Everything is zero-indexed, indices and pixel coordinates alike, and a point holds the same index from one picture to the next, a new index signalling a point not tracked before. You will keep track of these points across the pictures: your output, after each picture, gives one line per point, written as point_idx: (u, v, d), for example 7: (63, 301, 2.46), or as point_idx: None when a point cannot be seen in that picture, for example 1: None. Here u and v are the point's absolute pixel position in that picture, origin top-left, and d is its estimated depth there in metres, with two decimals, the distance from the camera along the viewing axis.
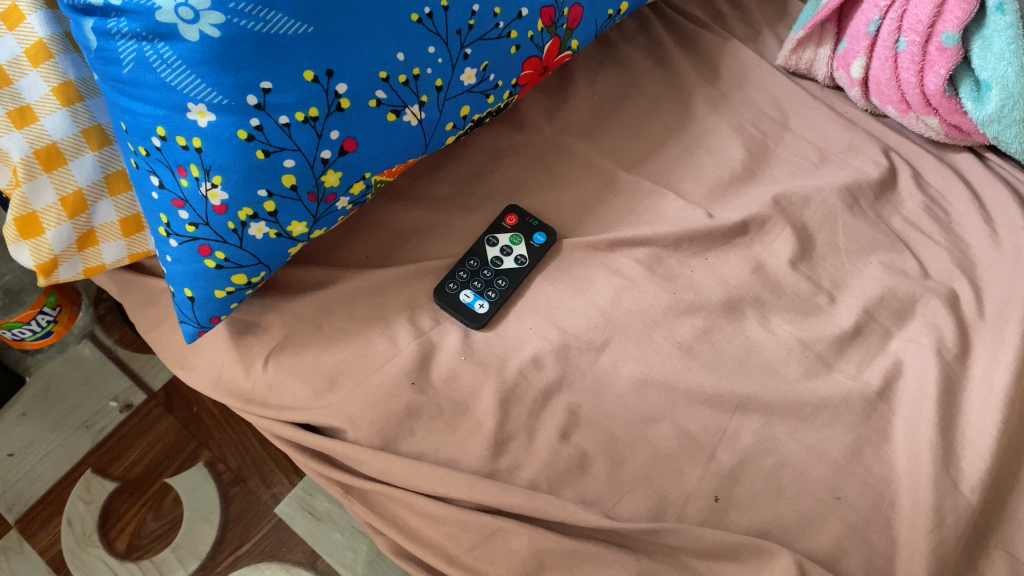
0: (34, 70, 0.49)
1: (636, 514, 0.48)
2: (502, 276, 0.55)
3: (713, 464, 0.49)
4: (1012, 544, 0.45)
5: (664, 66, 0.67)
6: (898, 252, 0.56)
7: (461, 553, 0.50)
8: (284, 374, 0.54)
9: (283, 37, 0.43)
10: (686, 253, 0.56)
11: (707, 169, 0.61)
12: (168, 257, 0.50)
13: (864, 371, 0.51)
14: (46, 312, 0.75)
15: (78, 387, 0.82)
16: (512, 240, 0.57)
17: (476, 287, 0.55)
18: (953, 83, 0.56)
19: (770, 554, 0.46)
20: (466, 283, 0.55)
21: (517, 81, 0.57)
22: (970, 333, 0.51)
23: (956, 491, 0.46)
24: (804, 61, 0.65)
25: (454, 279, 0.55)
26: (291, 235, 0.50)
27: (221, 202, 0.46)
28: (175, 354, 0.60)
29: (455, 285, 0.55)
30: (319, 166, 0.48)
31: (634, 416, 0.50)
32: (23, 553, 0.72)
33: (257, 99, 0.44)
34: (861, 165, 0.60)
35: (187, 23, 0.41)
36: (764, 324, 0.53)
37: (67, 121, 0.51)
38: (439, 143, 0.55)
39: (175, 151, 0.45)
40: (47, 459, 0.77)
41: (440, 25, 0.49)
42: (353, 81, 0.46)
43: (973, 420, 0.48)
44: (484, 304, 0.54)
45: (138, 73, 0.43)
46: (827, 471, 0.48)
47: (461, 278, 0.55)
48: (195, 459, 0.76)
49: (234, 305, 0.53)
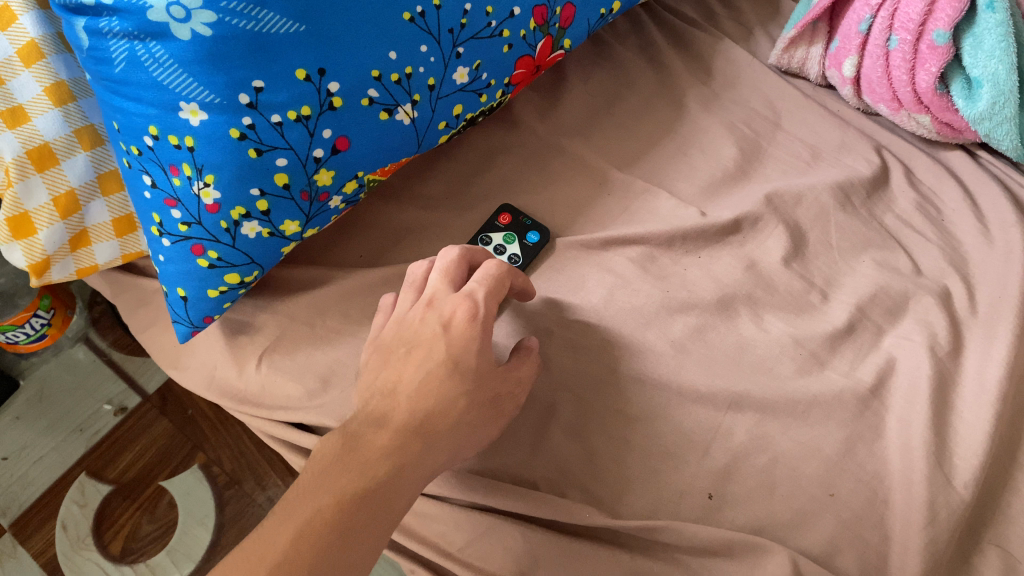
0: (26, 70, 0.49)
1: (630, 512, 0.48)
2: None
3: (707, 462, 0.49)
4: (1006, 540, 0.45)
5: (657, 66, 0.68)
6: (891, 250, 0.56)
7: (454, 550, 0.49)
8: (277, 374, 0.54)
9: (274, 36, 0.43)
10: (678, 252, 0.56)
11: (700, 169, 0.61)
12: (161, 256, 0.50)
13: (857, 369, 0.51)
14: (40, 315, 0.75)
15: (72, 390, 0.81)
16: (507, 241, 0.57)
17: None
18: (945, 81, 0.56)
19: (765, 551, 0.46)
20: None
21: (510, 80, 0.57)
22: (963, 330, 0.51)
23: (949, 488, 0.45)
24: (796, 60, 0.65)
25: None
26: (284, 234, 0.50)
27: (214, 201, 0.46)
28: (168, 354, 0.60)
29: None
30: (312, 165, 0.48)
31: (627, 414, 0.50)
32: (16, 557, 0.72)
33: (249, 98, 0.44)
34: (853, 163, 0.60)
35: (179, 22, 0.41)
36: (757, 322, 0.53)
37: (58, 121, 0.51)
38: (432, 142, 0.55)
39: (167, 150, 0.45)
40: (40, 462, 0.77)
41: (432, 24, 0.49)
42: (345, 80, 0.46)
43: (966, 417, 0.48)
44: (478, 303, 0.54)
45: (130, 72, 0.43)
46: (820, 468, 0.48)
47: None
48: (189, 462, 0.76)
49: (227, 304, 0.53)
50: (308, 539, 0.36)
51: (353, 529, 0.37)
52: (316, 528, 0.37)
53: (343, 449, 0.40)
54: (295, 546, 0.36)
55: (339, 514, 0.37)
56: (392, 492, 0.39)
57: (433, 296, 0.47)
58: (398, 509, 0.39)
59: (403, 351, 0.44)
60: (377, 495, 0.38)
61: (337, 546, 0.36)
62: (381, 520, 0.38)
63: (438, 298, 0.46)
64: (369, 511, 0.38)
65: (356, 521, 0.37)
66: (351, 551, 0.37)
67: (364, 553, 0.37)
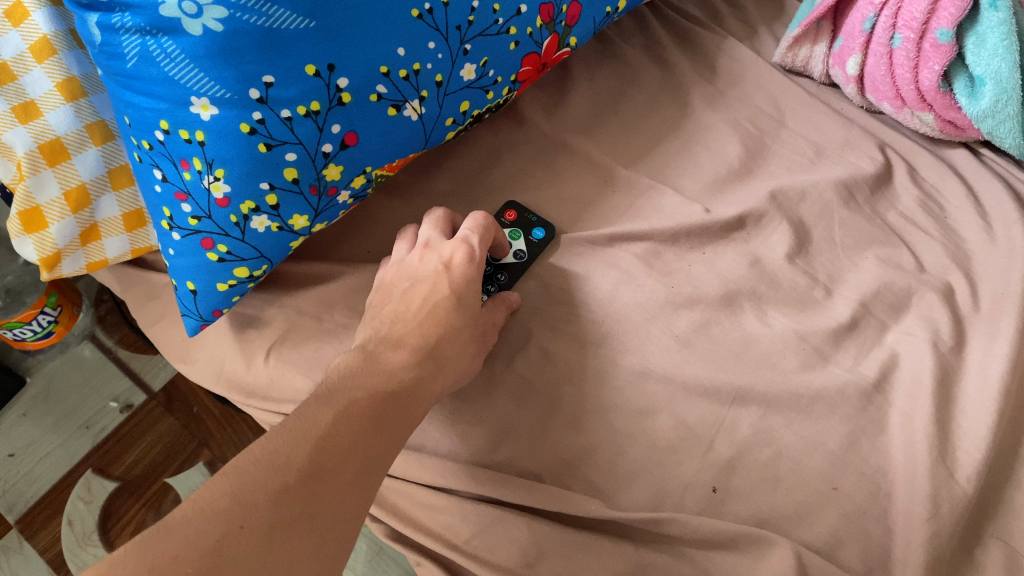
0: (39, 66, 0.50)
1: (635, 505, 0.48)
2: (501, 271, 0.56)
3: (712, 455, 0.49)
4: (1008, 534, 0.46)
5: (662, 64, 0.68)
6: (894, 247, 0.56)
7: (461, 542, 0.49)
8: (284, 367, 0.54)
9: (285, 32, 0.43)
10: (683, 248, 0.57)
11: (704, 165, 0.62)
12: (171, 250, 0.51)
13: (861, 364, 0.51)
14: (47, 312, 0.75)
15: (79, 387, 0.82)
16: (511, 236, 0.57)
17: None
18: (948, 79, 0.57)
19: (768, 543, 0.46)
20: None
21: (516, 77, 0.57)
22: (965, 326, 0.52)
23: (952, 481, 0.46)
24: (800, 58, 0.66)
25: None
26: (292, 229, 0.51)
27: (224, 195, 0.47)
28: (176, 349, 0.60)
29: None
30: (321, 159, 0.48)
31: (632, 408, 0.51)
32: (23, 553, 0.72)
33: (259, 93, 0.44)
34: (856, 160, 0.61)
35: (191, 18, 0.42)
36: (761, 318, 0.53)
37: (70, 116, 0.51)
38: (439, 138, 0.55)
39: (178, 144, 0.46)
40: (47, 459, 0.77)
41: (440, 21, 0.49)
42: (354, 76, 0.46)
43: (969, 412, 0.48)
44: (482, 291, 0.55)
45: (141, 67, 0.44)
46: (824, 462, 0.48)
47: None
48: (195, 458, 0.77)
49: (236, 298, 0.53)
50: (349, 422, 0.40)
51: (385, 421, 0.42)
52: (356, 413, 0.40)
53: (364, 361, 0.44)
54: (337, 425, 0.39)
55: (376, 408, 0.42)
56: (414, 399, 0.44)
57: (429, 241, 0.52)
58: (417, 416, 0.44)
59: (407, 287, 0.49)
60: (403, 398, 0.43)
61: (372, 433, 0.41)
62: (404, 423, 0.43)
63: (434, 242, 0.52)
64: (395, 409, 0.42)
65: (387, 416, 0.42)
66: (383, 439, 0.41)
67: (391, 447, 0.42)
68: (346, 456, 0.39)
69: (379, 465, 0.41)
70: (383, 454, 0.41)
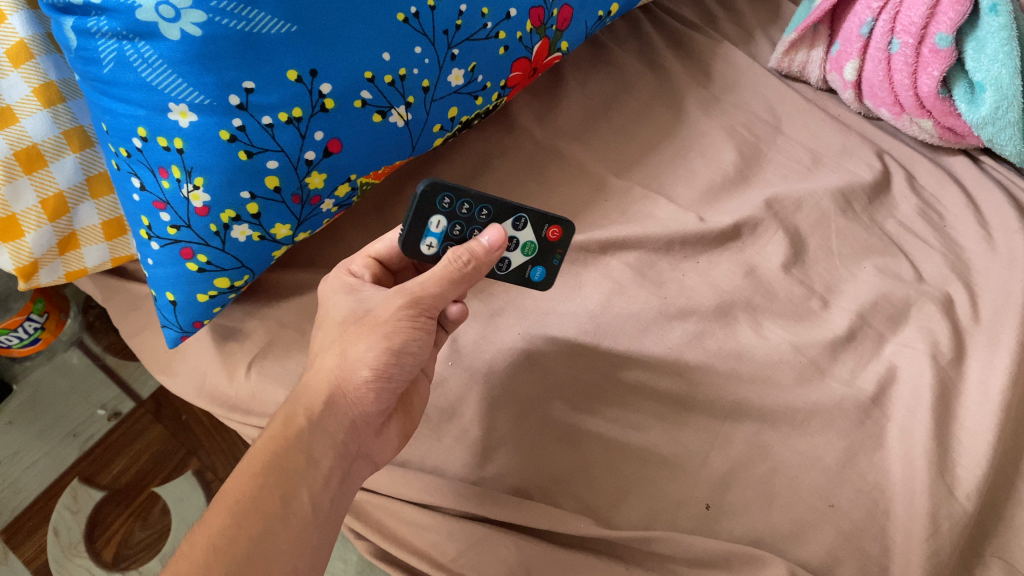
0: (15, 71, 0.49)
1: (626, 523, 0.47)
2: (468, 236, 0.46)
3: (704, 472, 0.48)
4: (1008, 552, 0.44)
5: (656, 68, 0.67)
6: (892, 257, 0.55)
7: (446, 561, 0.48)
8: (267, 380, 0.53)
9: (266, 36, 0.42)
10: (677, 257, 0.56)
11: (699, 173, 0.60)
12: (150, 260, 0.49)
13: (858, 377, 0.50)
14: (33, 319, 0.74)
15: (66, 394, 0.80)
16: (548, 271, 0.50)
17: (453, 228, 0.45)
18: (947, 85, 0.55)
19: (763, 564, 0.44)
20: (452, 216, 0.44)
21: (507, 83, 0.56)
22: (965, 338, 0.50)
23: (952, 498, 0.44)
24: (796, 63, 0.64)
25: (455, 199, 0.44)
26: (274, 238, 0.49)
27: (203, 204, 0.46)
28: (159, 359, 0.59)
29: (448, 202, 0.44)
30: (303, 167, 0.47)
31: (624, 424, 0.50)
32: (7, 563, 0.71)
33: (239, 99, 0.43)
34: (854, 167, 0.60)
35: (168, 22, 0.40)
36: (756, 329, 0.52)
37: (47, 122, 0.50)
38: (426, 144, 0.54)
39: (156, 152, 0.44)
40: (33, 468, 0.75)
41: (427, 25, 0.48)
42: (337, 81, 0.45)
43: (969, 426, 0.47)
44: (441, 194, 0.43)
45: (118, 72, 0.42)
46: (821, 478, 0.47)
47: (457, 209, 0.44)
48: (183, 468, 0.75)
49: (217, 309, 0.52)
50: (208, 534, 0.37)
51: (252, 509, 0.38)
52: (215, 519, 0.38)
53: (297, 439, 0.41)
54: (195, 544, 0.37)
55: (239, 497, 0.38)
56: (290, 464, 0.40)
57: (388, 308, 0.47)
58: (307, 474, 0.40)
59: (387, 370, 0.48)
60: (274, 471, 0.39)
61: (235, 532, 0.37)
62: (284, 494, 0.39)
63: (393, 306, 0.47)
64: (266, 486, 0.39)
65: (261, 500, 0.38)
66: (253, 528, 0.37)
67: (273, 528, 0.38)
68: (206, 566, 0.35)
69: (260, 554, 0.37)
70: (266, 539, 0.37)
